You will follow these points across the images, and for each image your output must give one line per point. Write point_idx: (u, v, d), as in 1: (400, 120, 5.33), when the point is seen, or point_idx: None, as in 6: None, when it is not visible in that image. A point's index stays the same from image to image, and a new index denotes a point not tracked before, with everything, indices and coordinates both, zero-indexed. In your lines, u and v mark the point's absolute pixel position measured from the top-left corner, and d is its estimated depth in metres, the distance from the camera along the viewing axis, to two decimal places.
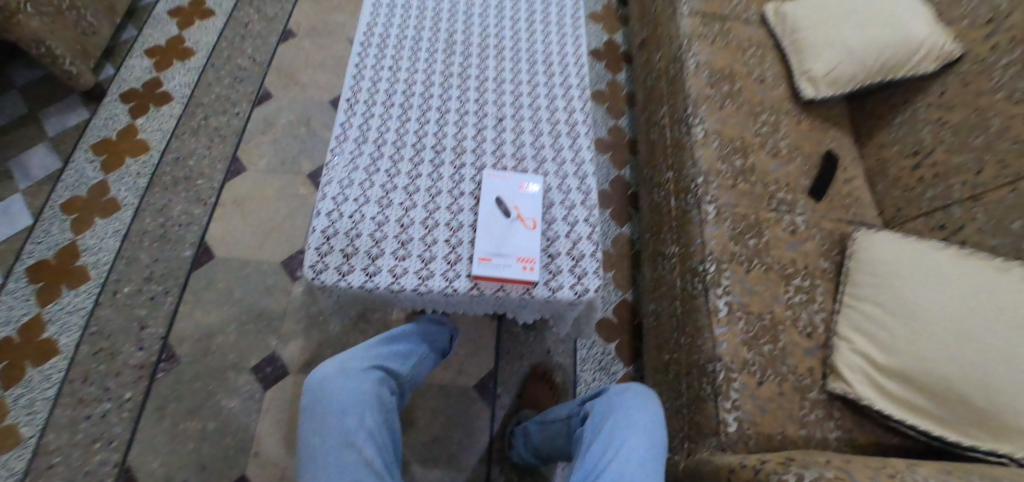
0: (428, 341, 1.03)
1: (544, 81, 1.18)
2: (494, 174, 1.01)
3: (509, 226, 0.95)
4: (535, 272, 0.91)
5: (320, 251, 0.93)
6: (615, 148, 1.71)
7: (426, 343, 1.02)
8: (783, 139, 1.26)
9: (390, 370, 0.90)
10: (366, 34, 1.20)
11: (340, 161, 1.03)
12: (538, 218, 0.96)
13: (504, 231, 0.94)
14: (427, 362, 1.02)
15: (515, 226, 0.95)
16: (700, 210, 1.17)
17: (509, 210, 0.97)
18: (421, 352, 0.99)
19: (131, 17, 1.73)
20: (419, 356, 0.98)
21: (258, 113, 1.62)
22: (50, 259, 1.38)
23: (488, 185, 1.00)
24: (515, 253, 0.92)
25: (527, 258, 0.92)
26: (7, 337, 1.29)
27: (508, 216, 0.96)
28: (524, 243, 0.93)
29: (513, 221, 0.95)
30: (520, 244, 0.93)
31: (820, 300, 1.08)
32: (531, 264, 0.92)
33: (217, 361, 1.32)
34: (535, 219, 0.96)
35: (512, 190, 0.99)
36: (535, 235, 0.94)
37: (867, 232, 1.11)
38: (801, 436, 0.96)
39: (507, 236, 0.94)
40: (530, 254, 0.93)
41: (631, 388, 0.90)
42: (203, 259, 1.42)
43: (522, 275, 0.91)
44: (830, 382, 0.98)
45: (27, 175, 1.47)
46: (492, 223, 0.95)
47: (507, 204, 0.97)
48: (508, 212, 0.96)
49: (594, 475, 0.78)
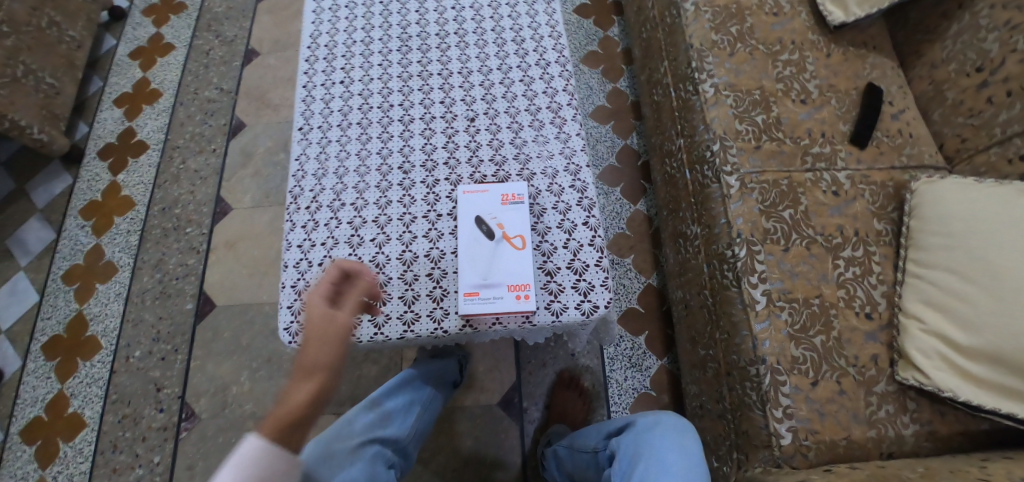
0: (433, 380, 0.96)
1: (517, 62, 1.03)
2: (470, 189, 0.88)
3: (494, 249, 0.83)
4: (531, 300, 0.80)
5: (293, 310, 0.85)
6: (617, 116, 1.53)
7: (430, 384, 0.95)
8: (812, 80, 1.06)
9: (384, 437, 0.84)
10: (309, 45, 1.06)
11: (302, 202, 0.93)
12: (527, 235, 0.84)
13: (488, 257, 0.83)
14: (435, 405, 0.94)
15: (501, 249, 0.83)
16: (720, 183, 0.99)
17: (493, 229, 0.85)
18: (423, 400, 0.92)
19: (94, 67, 1.67)
20: (420, 407, 0.91)
21: (235, 146, 1.55)
22: (61, 333, 1.37)
23: (464, 204, 0.87)
24: (505, 281, 0.81)
25: (519, 285, 0.81)
26: (37, 417, 1.29)
27: (491, 238, 0.84)
28: (514, 267, 0.82)
29: (499, 243, 0.84)
30: (510, 269, 0.82)
31: (878, 271, 0.91)
32: (525, 292, 0.81)
33: (237, 412, 1.29)
34: (524, 237, 0.84)
35: (493, 205, 0.86)
36: (525, 256, 0.83)
37: (929, 180, 0.92)
38: (871, 438, 0.81)
39: (494, 261, 0.83)
40: (522, 279, 0.82)
41: (662, 422, 0.80)
42: (205, 310, 1.39)
43: (516, 306, 0.80)
44: (900, 371, 0.83)
45: (26, 250, 1.45)
46: (474, 249, 0.84)
47: (489, 223, 0.85)
48: (492, 232, 0.84)
49: None
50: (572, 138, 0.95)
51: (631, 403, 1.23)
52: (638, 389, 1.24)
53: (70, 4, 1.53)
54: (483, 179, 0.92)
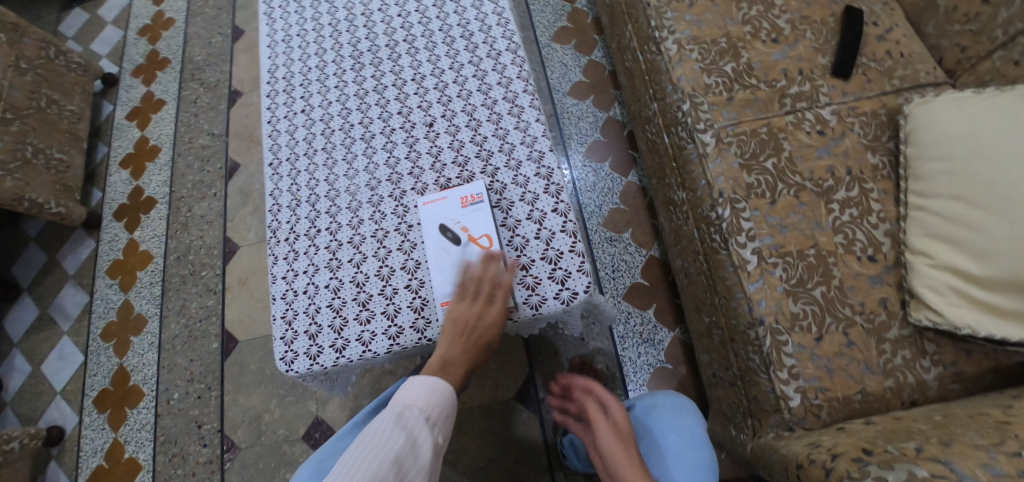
0: None
1: (468, 58, 1.01)
2: (429, 200, 0.88)
3: (463, 254, 0.83)
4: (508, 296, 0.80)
5: (285, 340, 0.87)
6: (596, 89, 1.48)
7: None
8: (782, 15, 0.98)
9: None
10: (269, 80, 1.08)
11: (280, 234, 0.95)
12: (493, 233, 0.84)
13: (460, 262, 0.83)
14: None
15: (469, 251, 0.83)
16: (695, 143, 0.93)
17: (458, 234, 0.84)
18: None
19: (98, 134, 1.76)
20: None
21: (233, 187, 1.62)
22: (108, 386, 1.46)
23: (427, 216, 0.87)
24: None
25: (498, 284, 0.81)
26: (99, 466, 1.39)
27: (458, 243, 0.84)
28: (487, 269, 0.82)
29: (466, 247, 0.83)
30: (482, 271, 0.82)
31: (878, 209, 0.84)
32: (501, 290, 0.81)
33: (272, 438, 1.35)
34: (489, 235, 0.83)
35: (454, 211, 0.86)
36: (493, 255, 0.82)
37: (921, 101, 0.84)
38: (889, 388, 0.76)
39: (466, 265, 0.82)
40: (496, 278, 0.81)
41: (661, 404, 0.81)
42: (230, 346, 1.46)
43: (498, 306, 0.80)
44: (913, 313, 0.77)
45: (67, 315, 1.56)
46: (443, 258, 0.84)
47: (453, 228, 0.85)
48: (457, 238, 0.84)
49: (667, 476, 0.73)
50: (532, 125, 0.93)
51: (648, 379, 1.20)
52: (654, 364, 1.21)
53: (64, 81, 1.62)
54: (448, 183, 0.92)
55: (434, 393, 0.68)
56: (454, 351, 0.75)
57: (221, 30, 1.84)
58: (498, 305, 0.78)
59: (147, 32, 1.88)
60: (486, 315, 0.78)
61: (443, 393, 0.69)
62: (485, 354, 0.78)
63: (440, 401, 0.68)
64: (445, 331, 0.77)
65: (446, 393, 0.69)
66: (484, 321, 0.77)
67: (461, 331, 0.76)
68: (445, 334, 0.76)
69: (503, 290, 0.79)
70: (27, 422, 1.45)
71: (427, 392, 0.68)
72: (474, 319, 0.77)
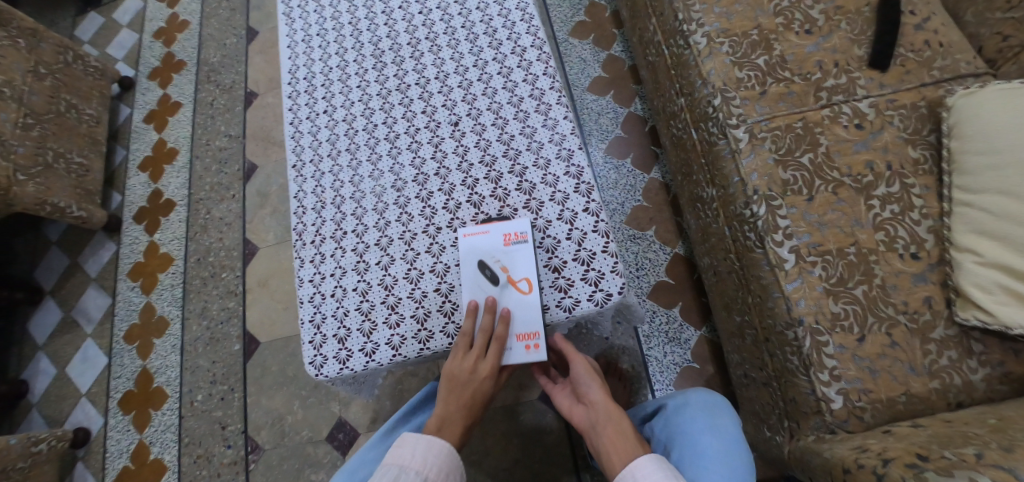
0: None
1: (492, 55, 0.99)
2: (470, 232, 0.84)
3: (500, 296, 0.80)
4: (541, 350, 0.76)
5: (314, 345, 0.86)
6: (616, 84, 1.46)
7: None
8: (814, 6, 0.96)
9: None
10: (289, 81, 1.07)
11: (306, 237, 0.94)
12: (534, 276, 0.79)
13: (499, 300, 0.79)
14: None
15: (507, 292, 0.80)
16: (728, 139, 0.91)
17: (497, 273, 0.80)
18: None
19: (116, 137, 1.77)
20: None
21: (251, 188, 1.62)
22: (132, 388, 1.47)
23: (466, 248, 0.83)
24: (512, 331, 0.78)
25: (526, 334, 0.77)
26: (125, 467, 1.40)
27: (496, 282, 0.80)
28: (525, 313, 0.78)
29: (504, 288, 0.80)
30: (518, 317, 0.78)
31: (919, 205, 0.81)
32: (533, 341, 0.77)
33: (296, 439, 1.35)
34: (529, 279, 0.79)
35: (495, 247, 0.82)
36: (532, 301, 0.78)
37: (965, 92, 0.81)
38: (934, 390, 0.74)
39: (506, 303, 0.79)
40: (530, 328, 0.77)
41: (692, 402, 0.76)
42: (252, 348, 1.46)
43: (526, 358, 0.76)
44: (960, 312, 0.74)
45: (90, 318, 1.57)
46: (480, 297, 0.80)
47: (493, 266, 0.81)
48: (496, 277, 0.80)
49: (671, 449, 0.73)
50: (559, 122, 0.91)
51: (674, 379, 1.18)
52: (681, 364, 1.19)
53: (82, 85, 1.63)
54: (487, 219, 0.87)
55: (432, 453, 0.67)
56: (449, 412, 0.72)
57: (235, 31, 1.83)
58: (490, 359, 0.74)
59: (162, 34, 1.88)
60: (479, 372, 0.73)
61: (442, 452, 0.67)
62: (483, 408, 0.75)
63: (437, 461, 0.66)
64: (442, 388, 0.74)
65: (446, 452, 0.68)
66: (476, 377, 0.73)
67: (456, 387, 0.73)
68: (443, 391, 0.74)
69: (497, 341, 0.75)
70: (54, 423, 1.46)
71: (425, 453, 0.66)
72: (465, 376, 0.73)
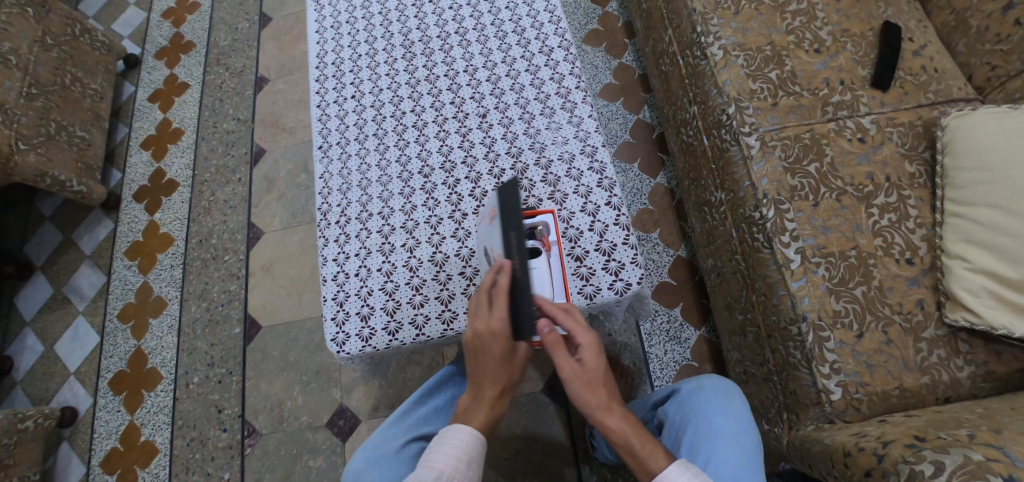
0: None
1: (521, 53, 1.03)
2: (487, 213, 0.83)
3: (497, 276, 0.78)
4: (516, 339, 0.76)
5: (337, 321, 0.88)
6: (626, 92, 1.52)
7: None
8: (823, 27, 1.03)
9: (428, 435, 0.84)
10: (318, 65, 1.09)
11: (331, 217, 0.95)
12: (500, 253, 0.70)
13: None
14: None
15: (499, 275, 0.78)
16: (740, 145, 0.97)
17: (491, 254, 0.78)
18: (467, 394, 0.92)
19: (118, 115, 1.75)
20: None
21: (258, 173, 1.62)
22: (124, 368, 1.45)
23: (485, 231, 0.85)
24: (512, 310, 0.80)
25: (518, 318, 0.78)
26: (114, 448, 1.37)
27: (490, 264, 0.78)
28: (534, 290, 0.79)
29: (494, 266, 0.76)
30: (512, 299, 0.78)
31: (914, 215, 0.88)
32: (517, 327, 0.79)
33: (295, 425, 1.34)
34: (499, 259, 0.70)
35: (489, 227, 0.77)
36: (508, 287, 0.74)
37: (957, 114, 0.88)
38: (924, 385, 0.80)
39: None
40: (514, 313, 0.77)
41: (704, 386, 0.80)
42: (252, 332, 1.45)
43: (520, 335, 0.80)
44: (949, 313, 0.81)
45: (82, 296, 1.54)
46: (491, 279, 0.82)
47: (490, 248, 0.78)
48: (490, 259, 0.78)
49: (686, 424, 0.78)
50: (584, 120, 0.96)
51: (674, 375, 1.23)
52: (680, 361, 1.24)
53: (88, 59, 1.60)
54: None
55: (451, 448, 0.65)
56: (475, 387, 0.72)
57: (247, 16, 1.83)
58: (498, 314, 0.69)
59: (171, 14, 1.87)
60: (488, 332, 0.69)
61: (463, 441, 0.67)
62: (513, 366, 0.72)
63: (458, 454, 0.65)
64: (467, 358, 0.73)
65: (465, 444, 0.66)
66: (488, 340, 0.69)
67: (475, 354, 0.71)
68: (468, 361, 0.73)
69: (501, 295, 0.69)
70: (38, 402, 1.42)
71: (449, 452, 0.65)
72: (479, 340, 0.70)
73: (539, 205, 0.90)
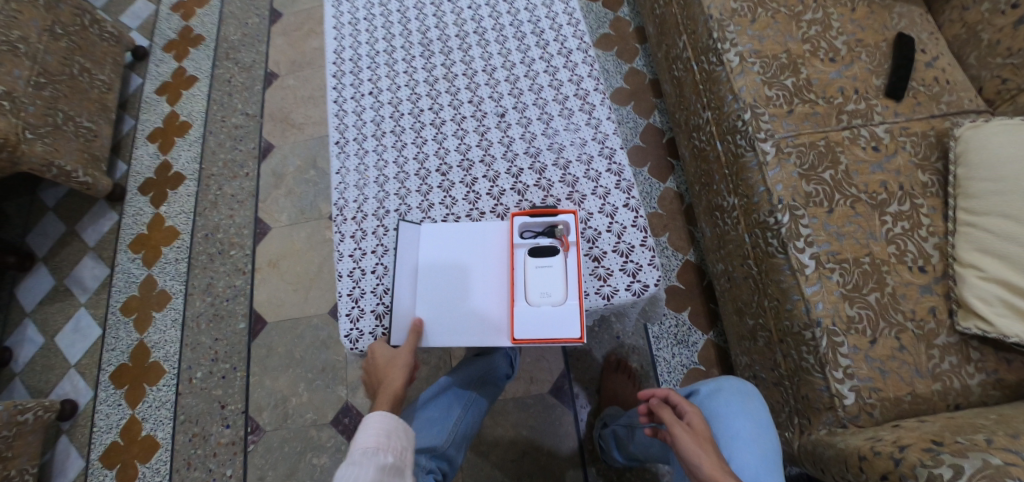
0: (476, 381, 1.00)
1: (540, 54, 1.03)
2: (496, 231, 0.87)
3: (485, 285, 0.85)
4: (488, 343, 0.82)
5: (351, 318, 0.88)
6: (636, 96, 1.53)
7: (474, 386, 0.99)
8: (838, 37, 1.04)
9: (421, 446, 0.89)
10: (334, 60, 1.09)
11: (347, 213, 0.95)
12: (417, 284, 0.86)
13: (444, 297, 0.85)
14: (476, 409, 0.98)
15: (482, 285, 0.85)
16: (755, 151, 0.98)
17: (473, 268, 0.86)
18: (464, 403, 0.97)
19: (125, 107, 1.74)
20: (461, 409, 0.96)
21: (266, 168, 1.61)
22: (126, 362, 1.43)
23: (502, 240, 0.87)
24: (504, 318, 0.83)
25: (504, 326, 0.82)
26: (114, 442, 1.35)
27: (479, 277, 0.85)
28: (547, 286, 0.79)
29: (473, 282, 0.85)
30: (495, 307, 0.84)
31: (927, 224, 0.89)
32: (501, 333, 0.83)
33: (299, 422, 1.34)
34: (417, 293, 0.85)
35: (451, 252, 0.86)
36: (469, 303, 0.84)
37: (970, 126, 0.89)
38: (936, 392, 0.81)
39: (442, 296, 0.85)
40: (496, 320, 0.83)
41: (724, 388, 0.81)
42: (258, 327, 1.44)
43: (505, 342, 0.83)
44: (962, 321, 0.82)
45: (85, 288, 1.52)
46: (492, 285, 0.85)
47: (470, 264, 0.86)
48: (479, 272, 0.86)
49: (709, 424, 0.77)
50: (603, 123, 0.96)
51: (681, 379, 1.23)
52: (687, 365, 1.24)
53: (97, 50, 1.59)
54: (531, 206, 0.91)
55: (377, 431, 0.68)
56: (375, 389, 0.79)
57: (258, 11, 1.83)
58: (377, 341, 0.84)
59: (180, 8, 1.86)
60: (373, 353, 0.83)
61: (385, 422, 0.70)
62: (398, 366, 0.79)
63: (384, 432, 0.68)
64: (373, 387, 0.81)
65: (389, 423, 0.70)
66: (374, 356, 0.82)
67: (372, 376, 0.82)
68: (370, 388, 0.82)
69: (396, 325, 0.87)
70: (38, 394, 1.41)
71: (374, 432, 0.68)
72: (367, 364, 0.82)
73: (558, 205, 0.90)
